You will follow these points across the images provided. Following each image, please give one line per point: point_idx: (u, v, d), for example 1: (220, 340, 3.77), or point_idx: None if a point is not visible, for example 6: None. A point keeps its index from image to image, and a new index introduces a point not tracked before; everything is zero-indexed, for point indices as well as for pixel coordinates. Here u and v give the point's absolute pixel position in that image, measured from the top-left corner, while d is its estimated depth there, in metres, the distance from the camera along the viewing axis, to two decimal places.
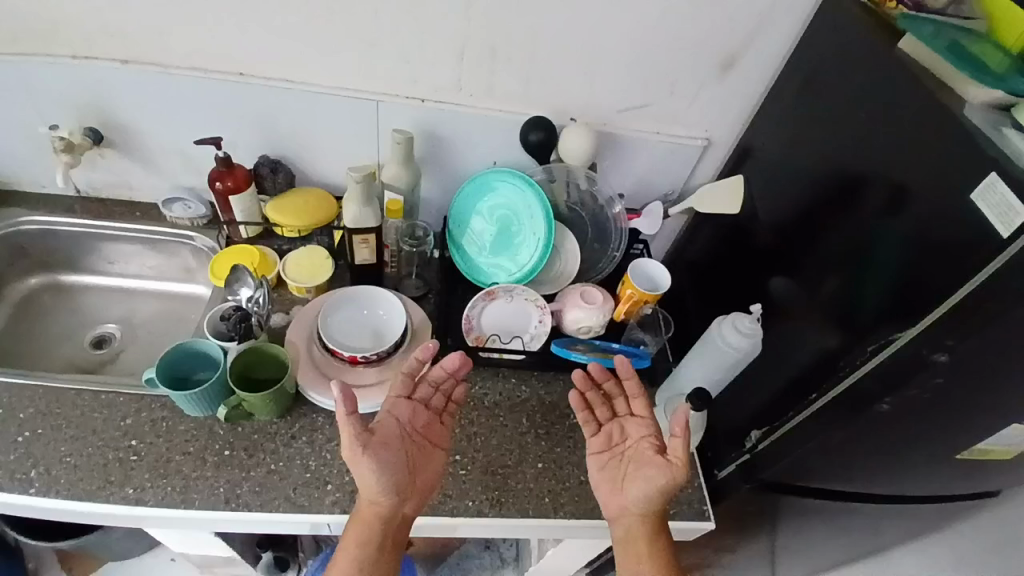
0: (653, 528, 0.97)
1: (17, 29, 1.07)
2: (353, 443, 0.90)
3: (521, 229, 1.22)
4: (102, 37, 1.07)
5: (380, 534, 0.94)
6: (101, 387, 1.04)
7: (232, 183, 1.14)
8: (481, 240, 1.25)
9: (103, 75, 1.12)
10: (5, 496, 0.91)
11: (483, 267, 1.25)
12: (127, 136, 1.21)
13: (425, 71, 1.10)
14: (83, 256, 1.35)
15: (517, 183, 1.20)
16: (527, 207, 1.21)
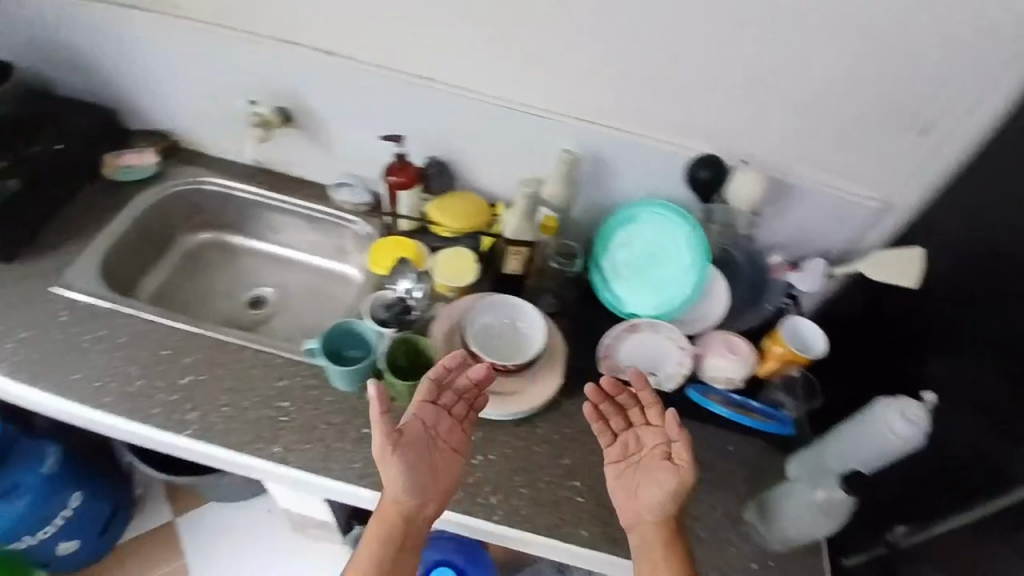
0: (670, 543, 0.94)
1: (240, 12, 1.17)
2: (382, 439, 0.93)
3: (668, 265, 1.20)
4: (311, 28, 1.16)
5: (403, 535, 0.95)
6: (261, 346, 1.11)
7: (403, 178, 1.22)
8: (624, 269, 1.23)
9: (303, 61, 1.19)
10: (170, 433, 1.00)
11: (621, 297, 1.23)
12: (309, 118, 1.28)
13: (603, 95, 1.11)
14: (250, 222, 1.44)
15: (673, 218, 1.19)
16: (678, 244, 1.19)
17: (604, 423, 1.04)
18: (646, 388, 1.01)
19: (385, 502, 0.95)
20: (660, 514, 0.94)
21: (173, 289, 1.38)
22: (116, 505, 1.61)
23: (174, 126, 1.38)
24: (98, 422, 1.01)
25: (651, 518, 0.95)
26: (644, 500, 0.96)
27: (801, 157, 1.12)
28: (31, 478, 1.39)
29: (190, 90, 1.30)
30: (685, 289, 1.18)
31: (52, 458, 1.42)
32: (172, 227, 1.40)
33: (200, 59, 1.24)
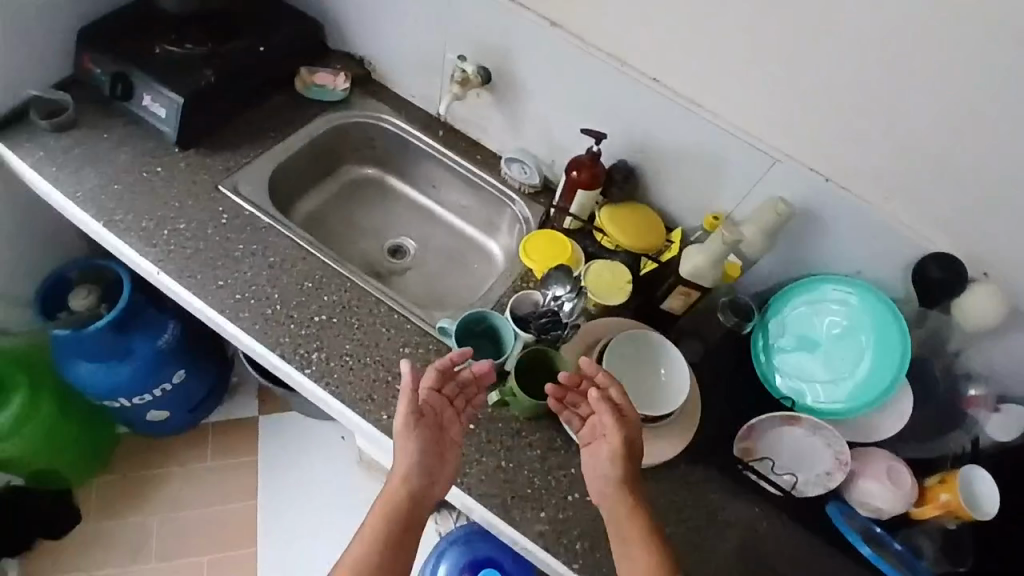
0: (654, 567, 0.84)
1: None
2: (405, 413, 0.89)
3: (846, 359, 1.04)
4: None
5: (406, 518, 0.88)
6: (397, 305, 1.08)
7: (586, 176, 1.13)
8: (792, 343, 1.07)
9: (527, 28, 1.13)
10: (291, 367, 1.00)
11: (778, 371, 1.06)
12: (509, 86, 1.23)
13: (846, 152, 0.96)
14: (414, 169, 1.41)
15: (873, 311, 1.02)
16: (867, 341, 1.02)
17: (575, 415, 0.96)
18: (609, 377, 0.93)
19: (391, 483, 0.89)
20: (641, 532, 0.86)
21: (324, 214, 1.38)
22: (208, 391, 1.59)
23: (372, 55, 1.37)
24: (231, 334, 1.02)
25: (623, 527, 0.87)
26: (615, 506, 0.88)
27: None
28: (144, 347, 1.37)
29: (401, 26, 1.28)
30: (857, 393, 1.02)
31: (169, 334, 1.40)
32: (342, 153, 1.40)
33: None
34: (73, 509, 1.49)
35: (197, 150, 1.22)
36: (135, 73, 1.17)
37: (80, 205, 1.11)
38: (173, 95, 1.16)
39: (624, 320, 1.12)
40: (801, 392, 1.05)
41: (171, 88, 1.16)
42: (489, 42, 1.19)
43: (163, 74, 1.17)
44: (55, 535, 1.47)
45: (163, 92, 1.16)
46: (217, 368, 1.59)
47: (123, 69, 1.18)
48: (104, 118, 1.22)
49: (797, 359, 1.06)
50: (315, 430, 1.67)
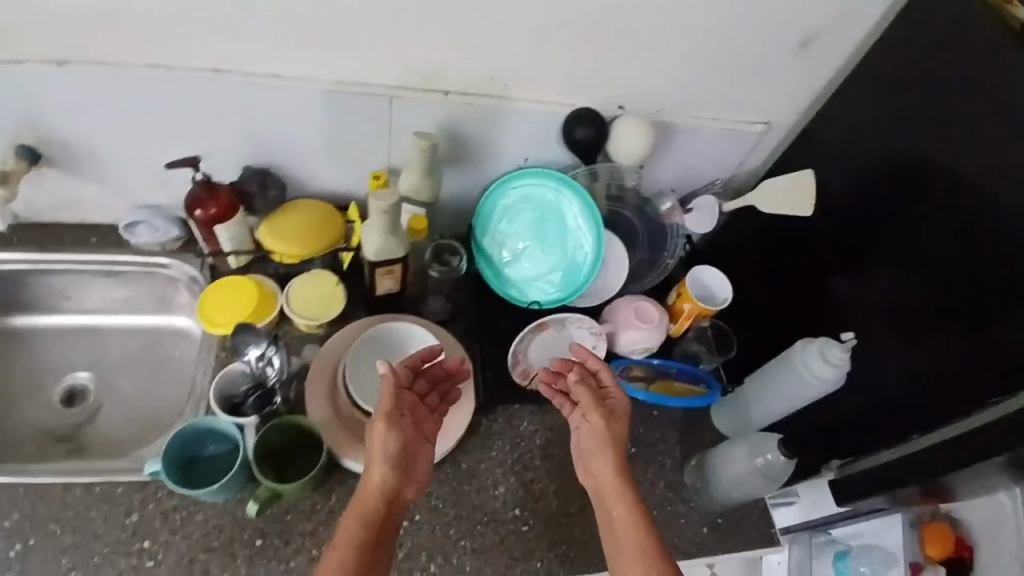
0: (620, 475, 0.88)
1: None
2: (388, 406, 0.86)
3: (564, 243, 1.07)
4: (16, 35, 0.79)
5: (382, 521, 0.83)
6: (93, 477, 0.90)
7: (217, 210, 0.93)
8: (516, 254, 1.07)
9: (25, 85, 0.83)
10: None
11: (521, 285, 1.08)
12: (77, 154, 0.93)
13: (451, 60, 0.89)
14: (27, 294, 1.08)
15: (559, 191, 1.04)
16: (569, 218, 1.05)
17: (563, 398, 0.95)
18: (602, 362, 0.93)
19: (369, 483, 0.83)
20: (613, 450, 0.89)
21: None
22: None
23: None
24: None
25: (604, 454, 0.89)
26: (605, 489, 0.88)
27: (685, 91, 0.98)
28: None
29: None
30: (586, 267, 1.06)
31: None
32: None
33: None
34: None
35: None
36: None
37: None
38: None
39: (353, 325, 1.01)
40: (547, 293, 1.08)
41: None
42: None
43: None
44: None
45: None
46: None
47: None
48: None
49: (540, 270, 1.08)
50: None
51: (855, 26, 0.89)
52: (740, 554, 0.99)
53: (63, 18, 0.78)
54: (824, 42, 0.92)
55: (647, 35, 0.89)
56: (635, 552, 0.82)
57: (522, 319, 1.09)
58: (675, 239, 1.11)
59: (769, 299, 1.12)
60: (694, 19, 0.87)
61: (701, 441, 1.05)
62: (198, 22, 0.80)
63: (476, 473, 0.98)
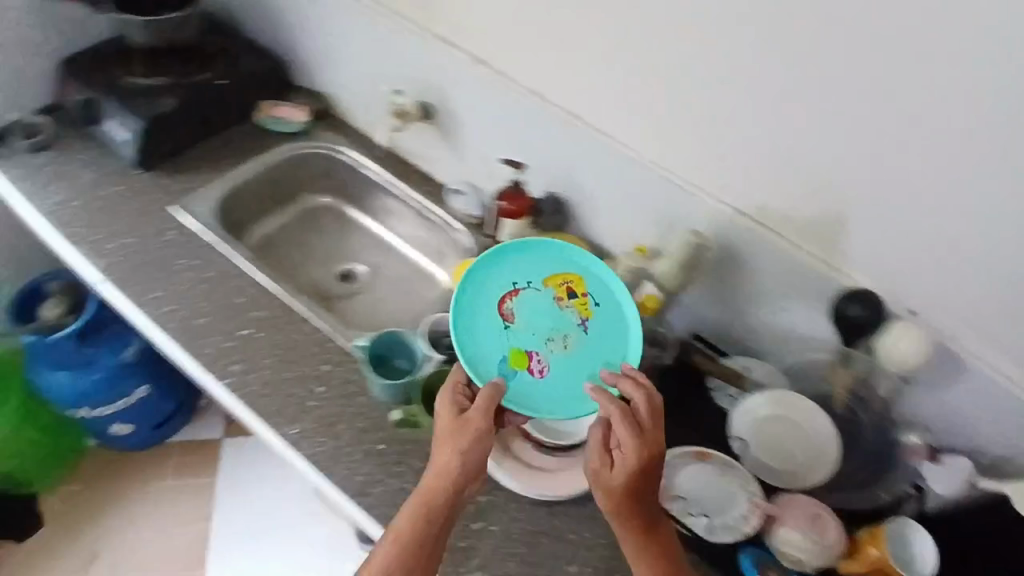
0: (644, 529, 0.84)
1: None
2: (460, 444, 0.85)
3: (541, 355, 0.97)
4: (478, 36, 1.12)
5: (437, 525, 0.84)
6: (323, 326, 1.12)
7: (512, 206, 1.15)
8: (577, 295, 1.03)
9: (460, 66, 1.15)
10: (229, 391, 1.03)
11: (611, 318, 1.02)
12: (450, 122, 1.24)
13: (760, 185, 0.96)
14: (366, 198, 1.45)
15: (464, 348, 0.96)
16: (518, 350, 0.97)
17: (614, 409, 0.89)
18: (628, 383, 0.88)
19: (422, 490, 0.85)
20: (633, 501, 0.83)
21: (277, 238, 1.41)
22: (175, 409, 1.71)
23: (329, 89, 1.40)
24: (155, 343, 1.07)
25: (613, 498, 0.84)
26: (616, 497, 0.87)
27: (989, 330, 0.89)
28: (105, 359, 1.48)
29: (348, 60, 1.30)
30: (548, 395, 0.95)
31: (130, 349, 1.49)
32: (299, 182, 1.42)
33: (365, 35, 1.24)
34: (32, 520, 1.64)
35: (155, 172, 1.26)
36: (102, 96, 1.24)
37: (43, 216, 1.20)
38: (134, 118, 1.21)
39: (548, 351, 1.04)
40: (594, 354, 0.98)
41: (133, 112, 1.22)
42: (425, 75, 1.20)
43: (126, 99, 1.23)
44: None
45: (126, 116, 1.22)
46: (181, 390, 1.70)
47: (91, 94, 1.25)
48: (76, 138, 1.29)
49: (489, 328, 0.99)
50: (266, 457, 1.76)
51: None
52: None
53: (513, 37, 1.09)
54: None
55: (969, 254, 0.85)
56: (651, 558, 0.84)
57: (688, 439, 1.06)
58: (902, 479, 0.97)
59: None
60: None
61: None
62: (590, 73, 1.04)
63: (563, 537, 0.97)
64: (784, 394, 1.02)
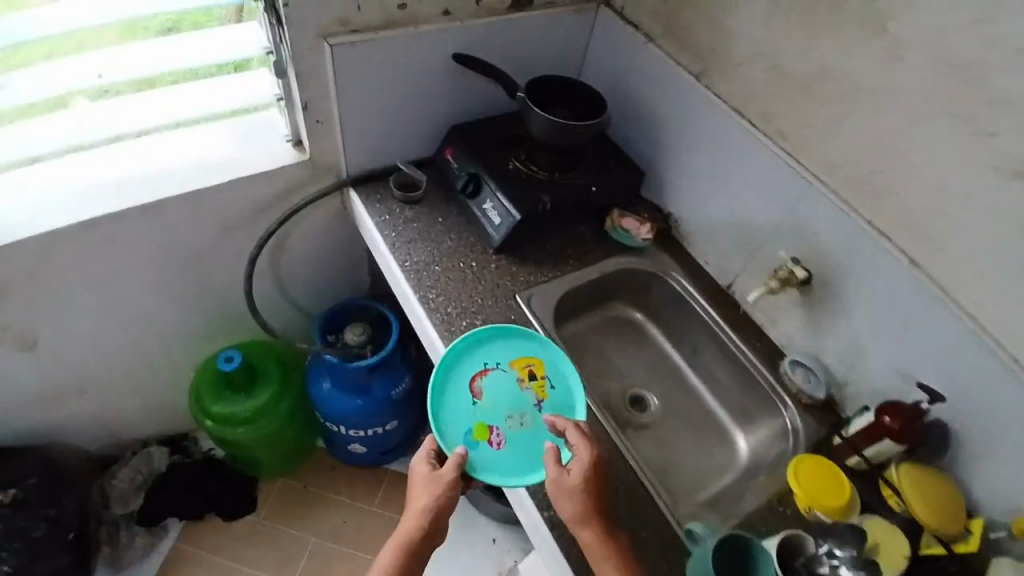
0: (581, 517, 0.94)
1: (849, 170, 1.05)
2: (422, 473, 1.03)
3: (501, 429, 1.07)
4: (915, 234, 1.00)
5: (417, 554, 0.98)
6: (649, 484, 1.09)
7: (896, 423, 1.01)
8: (537, 377, 1.13)
9: (876, 257, 1.05)
10: (540, 515, 1.02)
11: (563, 401, 1.12)
12: (828, 298, 1.15)
13: None
14: (679, 326, 1.39)
15: (439, 417, 1.07)
16: (480, 427, 1.06)
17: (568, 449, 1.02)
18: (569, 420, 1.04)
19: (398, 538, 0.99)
20: (581, 506, 0.94)
21: (584, 338, 1.40)
22: (406, 440, 1.76)
23: (684, 212, 1.37)
24: None
25: (578, 521, 0.94)
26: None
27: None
28: (381, 391, 1.54)
29: (729, 203, 1.27)
30: (509, 468, 1.02)
31: (401, 386, 1.54)
32: (618, 291, 1.41)
33: (763, 190, 1.19)
34: (252, 496, 1.69)
35: (508, 259, 1.30)
36: (487, 177, 1.30)
37: (405, 275, 1.24)
38: (513, 210, 1.25)
39: None
40: (544, 432, 1.07)
41: (513, 204, 1.26)
42: (823, 247, 1.12)
43: (507, 188, 1.28)
44: (231, 515, 1.66)
45: (505, 205, 1.26)
46: (416, 425, 1.75)
47: (476, 170, 1.31)
48: (441, 203, 1.37)
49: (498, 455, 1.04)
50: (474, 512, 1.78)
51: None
52: None
53: (974, 256, 0.93)
54: None
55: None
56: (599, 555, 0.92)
57: None
58: None
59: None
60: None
61: None
62: None
63: None
64: None
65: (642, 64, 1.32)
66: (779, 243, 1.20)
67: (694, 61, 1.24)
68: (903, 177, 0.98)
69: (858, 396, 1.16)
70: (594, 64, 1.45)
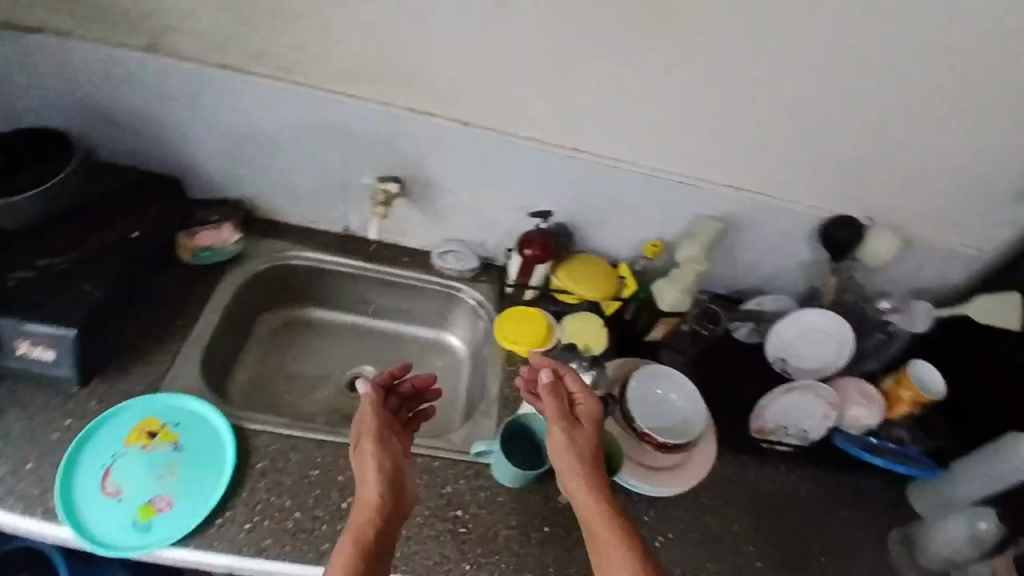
0: (573, 470, 0.93)
1: (358, 71, 1.05)
2: (371, 421, 0.97)
3: (161, 493, 0.96)
4: (442, 96, 1.07)
5: (388, 500, 0.88)
6: (415, 449, 1.07)
7: (538, 252, 1.16)
8: (161, 433, 1.01)
9: (432, 132, 1.10)
10: None
11: (196, 427, 1.03)
12: (423, 189, 1.20)
13: (747, 162, 1.12)
14: (334, 292, 1.33)
15: (96, 537, 0.90)
16: (142, 510, 0.93)
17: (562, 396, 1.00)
18: (569, 367, 1.03)
19: (363, 502, 0.88)
20: (586, 457, 0.94)
21: (262, 373, 1.27)
22: None
23: (250, 193, 1.23)
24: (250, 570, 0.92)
25: (576, 470, 0.93)
26: (591, 513, 0.90)
27: (944, 210, 1.18)
28: None
29: (286, 160, 1.17)
30: (192, 511, 0.94)
31: None
32: (255, 306, 1.28)
33: (304, 129, 1.12)
34: None
35: (116, 377, 1.05)
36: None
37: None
38: (63, 330, 0.95)
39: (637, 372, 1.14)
40: (199, 458, 1.00)
41: (58, 323, 0.95)
42: (390, 149, 1.13)
43: (36, 309, 0.96)
44: None
45: (48, 332, 0.95)
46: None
47: None
48: None
49: (172, 515, 0.94)
50: None
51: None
52: None
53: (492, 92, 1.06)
54: None
55: (915, 158, 1.11)
56: (587, 497, 0.91)
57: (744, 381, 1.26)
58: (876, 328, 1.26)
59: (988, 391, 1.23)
60: (982, 155, 1.10)
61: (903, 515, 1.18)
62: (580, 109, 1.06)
63: (716, 508, 1.12)
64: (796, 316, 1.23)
65: (79, 70, 1.05)
66: (355, 170, 1.17)
67: (134, 36, 1.02)
68: (407, 59, 1.02)
69: (499, 243, 1.28)
70: (19, 103, 1.11)
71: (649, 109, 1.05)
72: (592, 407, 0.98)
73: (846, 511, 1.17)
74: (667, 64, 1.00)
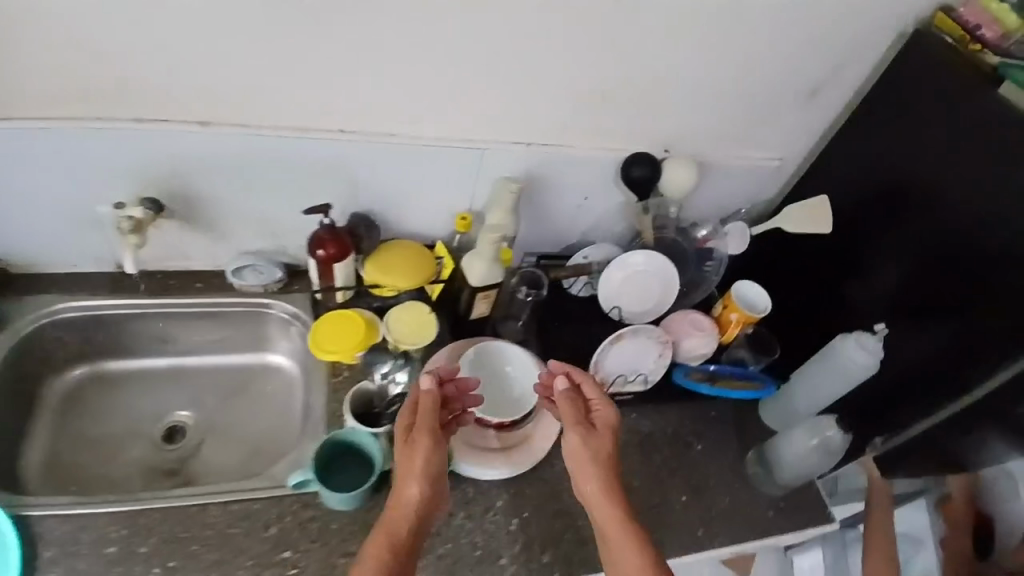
0: (597, 481, 0.92)
1: (70, 88, 0.93)
2: (426, 426, 0.91)
3: None
4: (179, 99, 0.97)
5: (426, 511, 0.87)
6: (228, 496, 0.96)
7: (336, 249, 1.05)
8: None
9: (178, 141, 1.00)
10: None
11: None
12: (192, 206, 1.09)
13: (528, 115, 1.09)
14: (125, 338, 1.18)
15: None
16: None
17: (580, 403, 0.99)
18: (584, 374, 1.02)
19: (404, 500, 0.86)
20: (605, 470, 0.92)
21: (57, 447, 1.12)
22: None
23: None
24: None
25: (602, 483, 0.92)
26: (608, 526, 0.90)
27: (737, 129, 1.20)
28: None
29: (22, 202, 1.03)
30: None
31: None
32: (34, 376, 1.13)
33: (27, 162, 0.98)
34: None
35: None
36: None
37: None
38: None
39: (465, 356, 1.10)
40: None
41: None
42: (139, 166, 1.02)
43: None
44: None
45: None
46: None
47: None
48: None
49: None
50: None
51: (849, 77, 1.15)
52: (806, 532, 1.14)
53: (237, 85, 0.97)
54: (825, 90, 1.17)
55: (694, 82, 1.10)
56: (609, 510, 0.90)
57: (583, 337, 1.25)
58: (699, 259, 1.29)
59: (811, 296, 1.28)
60: (754, 69, 1.10)
61: (754, 433, 1.21)
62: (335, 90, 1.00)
63: None
64: (621, 258, 1.23)
65: None
66: (108, 197, 1.05)
67: None
68: (121, 64, 0.91)
69: (301, 249, 1.19)
70: None
71: (409, 77, 1.00)
72: (614, 416, 0.97)
73: (700, 443, 1.18)
74: (409, 29, 0.94)
